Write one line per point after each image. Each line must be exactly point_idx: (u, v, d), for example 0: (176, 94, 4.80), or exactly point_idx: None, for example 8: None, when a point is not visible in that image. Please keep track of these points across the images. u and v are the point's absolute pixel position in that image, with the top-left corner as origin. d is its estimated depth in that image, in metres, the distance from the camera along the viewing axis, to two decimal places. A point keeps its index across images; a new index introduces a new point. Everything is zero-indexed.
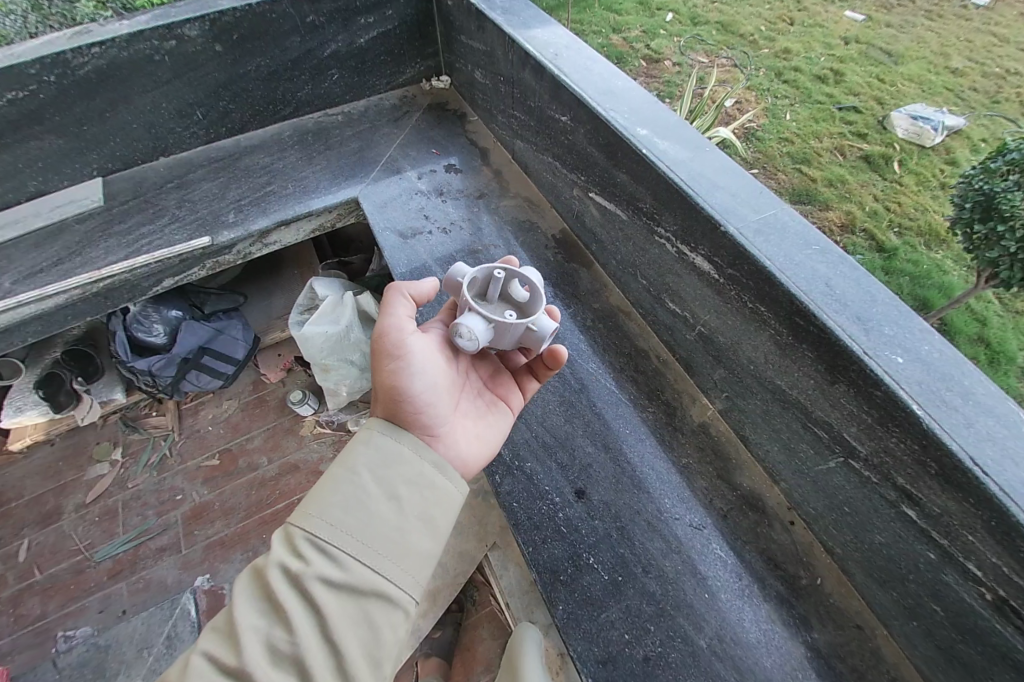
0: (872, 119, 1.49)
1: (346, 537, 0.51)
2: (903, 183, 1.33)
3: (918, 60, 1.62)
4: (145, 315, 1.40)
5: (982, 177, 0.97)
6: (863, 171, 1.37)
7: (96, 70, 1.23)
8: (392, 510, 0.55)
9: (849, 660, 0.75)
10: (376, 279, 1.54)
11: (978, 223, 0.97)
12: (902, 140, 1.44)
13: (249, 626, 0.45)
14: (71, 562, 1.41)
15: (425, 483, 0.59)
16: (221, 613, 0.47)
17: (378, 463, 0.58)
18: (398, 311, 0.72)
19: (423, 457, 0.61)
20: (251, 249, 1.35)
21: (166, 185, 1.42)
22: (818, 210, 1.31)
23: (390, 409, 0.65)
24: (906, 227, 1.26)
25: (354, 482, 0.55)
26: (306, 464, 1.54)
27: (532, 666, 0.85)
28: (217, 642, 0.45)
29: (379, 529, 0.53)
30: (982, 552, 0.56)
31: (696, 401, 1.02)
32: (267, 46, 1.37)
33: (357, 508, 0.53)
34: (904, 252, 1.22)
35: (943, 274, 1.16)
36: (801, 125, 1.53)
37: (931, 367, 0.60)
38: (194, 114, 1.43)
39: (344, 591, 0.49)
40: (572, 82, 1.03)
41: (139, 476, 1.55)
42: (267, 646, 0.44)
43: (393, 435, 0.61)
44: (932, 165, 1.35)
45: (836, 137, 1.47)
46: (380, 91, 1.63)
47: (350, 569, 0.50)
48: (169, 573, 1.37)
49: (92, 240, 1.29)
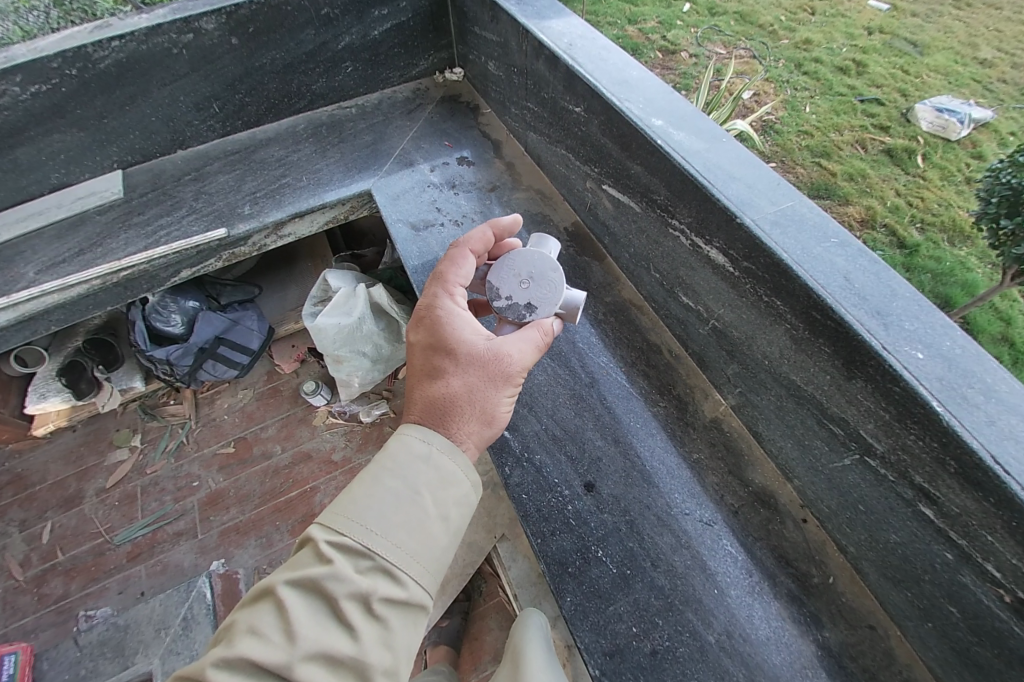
0: (895, 111, 1.46)
1: (404, 556, 0.53)
2: (926, 178, 1.30)
3: (945, 50, 1.57)
4: (163, 306, 1.42)
5: (1010, 171, 0.94)
6: (884, 164, 1.35)
7: (117, 63, 1.25)
8: (443, 531, 0.57)
9: (860, 659, 0.74)
10: (387, 272, 1.54)
11: (1005, 218, 0.94)
12: (925, 134, 1.40)
13: (312, 638, 0.46)
14: (91, 545, 1.45)
15: (467, 505, 0.62)
16: (273, 619, 0.47)
17: (435, 482, 0.59)
18: (538, 352, 0.72)
19: (470, 478, 0.63)
20: (266, 240, 1.36)
21: (184, 178, 1.44)
22: (839, 205, 1.28)
23: (487, 434, 0.67)
24: (929, 223, 1.23)
25: (414, 502, 0.57)
26: (318, 453, 1.56)
27: (535, 645, 0.85)
28: (271, 648, 0.45)
29: (432, 551, 0.56)
30: (1001, 553, 0.55)
31: (708, 396, 1.00)
32: (283, 39, 1.37)
33: (416, 529, 0.55)
34: (927, 249, 1.19)
35: (967, 272, 1.15)
36: (821, 117, 1.50)
37: (953, 363, 0.59)
38: (212, 106, 1.45)
39: (399, 606, 0.52)
40: (586, 71, 1.02)
41: (157, 462, 1.59)
42: (331, 657, 0.46)
43: (450, 454, 0.62)
44: (958, 159, 1.31)
45: (858, 129, 1.44)
46: (393, 84, 1.63)
47: (407, 588, 0.52)
48: (185, 558, 1.41)
49: (112, 232, 1.32)
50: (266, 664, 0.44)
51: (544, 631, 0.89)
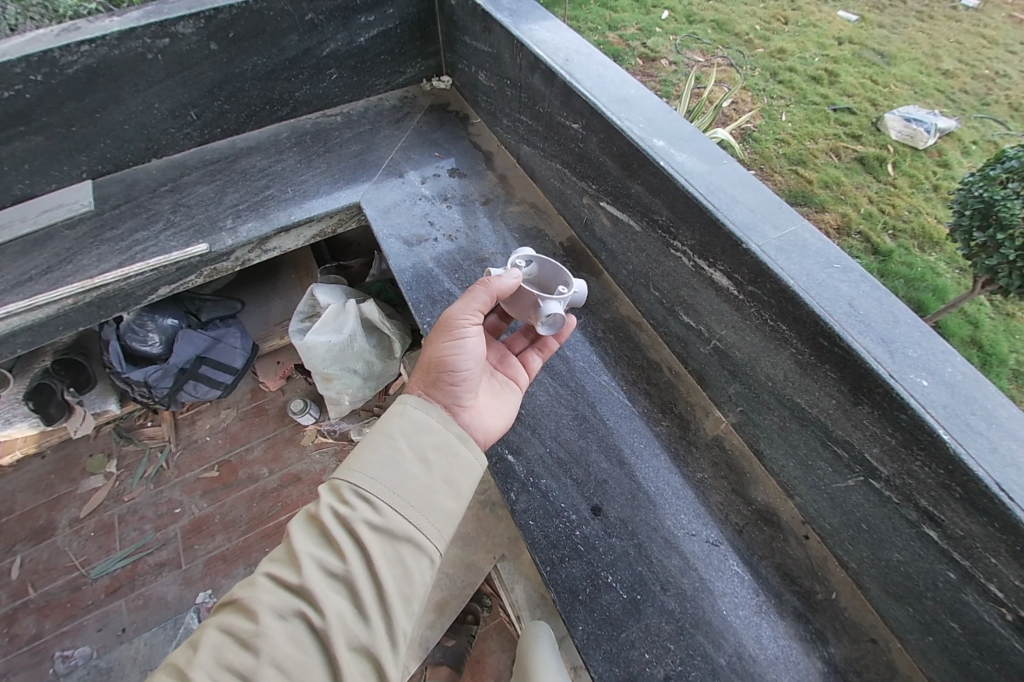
0: (866, 120, 1.49)
1: (383, 489, 0.57)
2: (897, 185, 1.33)
3: (910, 61, 1.63)
4: (140, 324, 1.34)
5: (982, 186, 0.97)
6: (857, 172, 1.38)
7: (87, 68, 1.17)
8: (423, 471, 0.60)
9: (864, 674, 0.76)
10: (377, 285, 1.50)
11: (978, 231, 0.96)
12: (895, 143, 1.44)
13: (307, 554, 0.52)
14: (66, 579, 1.37)
15: (450, 452, 0.64)
16: (281, 546, 0.54)
17: (411, 431, 0.63)
18: (475, 298, 0.75)
19: (451, 429, 0.66)
20: (250, 256, 1.31)
21: (160, 189, 1.37)
22: (815, 212, 1.31)
23: (430, 378, 0.71)
24: (901, 229, 1.26)
25: (390, 445, 0.61)
26: (308, 474, 1.51)
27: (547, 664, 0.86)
28: (278, 565, 0.52)
29: (414, 487, 0.58)
30: (1004, 574, 0.58)
31: (709, 414, 1.01)
32: (265, 45, 1.32)
33: (393, 466, 0.59)
34: (899, 255, 1.22)
35: (937, 277, 1.17)
36: (797, 126, 1.53)
37: (955, 390, 0.62)
38: (189, 114, 1.38)
39: (382, 534, 0.54)
40: (585, 88, 1.01)
41: (135, 489, 1.51)
42: (323, 571, 0.51)
43: (424, 408, 0.66)
44: (925, 167, 1.35)
45: (831, 138, 1.48)
46: (379, 91, 1.60)
47: (389, 517, 0.55)
48: (169, 590, 1.34)
49: (83, 247, 1.24)
50: (274, 576, 0.50)
51: (549, 637, 0.92)
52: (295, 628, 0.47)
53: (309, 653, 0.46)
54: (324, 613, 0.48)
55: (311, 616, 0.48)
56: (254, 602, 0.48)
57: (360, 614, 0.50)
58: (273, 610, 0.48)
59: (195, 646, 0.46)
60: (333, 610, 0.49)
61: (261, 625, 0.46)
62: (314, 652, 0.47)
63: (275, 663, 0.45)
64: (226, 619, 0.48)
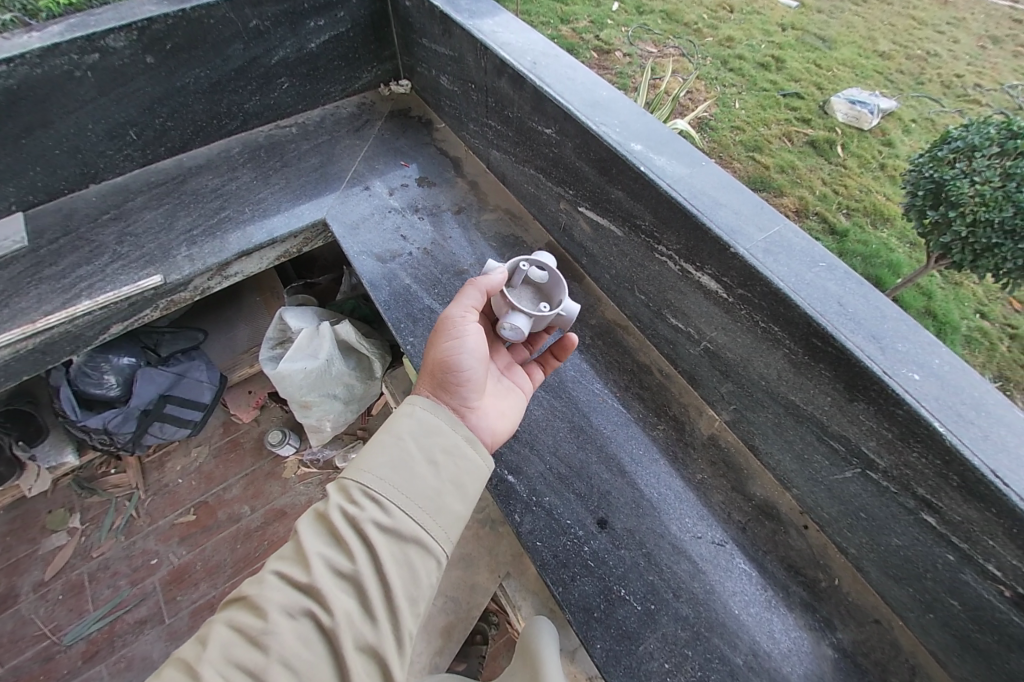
0: (814, 104, 1.52)
1: (390, 488, 0.54)
2: (847, 166, 1.36)
3: (850, 44, 1.67)
4: (93, 366, 1.25)
5: (931, 166, 0.97)
6: (810, 156, 1.41)
7: (5, 91, 1.06)
8: (431, 473, 0.57)
9: (872, 655, 0.79)
10: (349, 303, 1.43)
11: (931, 210, 0.96)
12: (842, 124, 1.46)
13: (316, 553, 0.49)
14: (36, 650, 1.26)
15: (458, 454, 0.61)
16: (289, 544, 0.51)
17: (420, 432, 0.60)
18: (468, 297, 0.73)
19: (459, 431, 0.63)
20: (209, 283, 1.22)
21: (103, 216, 1.26)
22: (774, 197, 1.32)
23: (437, 381, 0.67)
24: (854, 208, 1.29)
25: (399, 443, 0.58)
26: (293, 507, 1.45)
27: (551, 656, 0.86)
28: (287, 563, 0.49)
29: (422, 487, 0.55)
30: (1002, 555, 0.60)
31: (703, 413, 1.02)
32: (207, 55, 1.23)
33: (400, 466, 0.56)
34: (855, 233, 1.25)
35: (891, 253, 1.22)
36: (750, 112, 1.54)
37: (945, 382, 0.63)
38: (128, 133, 1.28)
39: (389, 535, 0.52)
40: (556, 92, 0.98)
41: (105, 542, 1.41)
42: (331, 570, 0.49)
43: (433, 410, 0.63)
44: (872, 147, 1.39)
45: (783, 123, 1.48)
46: (334, 99, 1.52)
47: (397, 517, 0.53)
48: (154, 647, 1.25)
49: (21, 286, 1.13)
50: (283, 573, 0.48)
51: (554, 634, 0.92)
52: (303, 627, 0.45)
53: (317, 653, 0.44)
54: (332, 611, 0.46)
55: (320, 615, 0.45)
56: (262, 599, 0.45)
57: (368, 614, 0.47)
58: (281, 608, 0.45)
59: (203, 642, 0.43)
60: (341, 609, 0.46)
61: (270, 622, 0.44)
62: (321, 652, 0.44)
63: (283, 661, 0.42)
64: (234, 615, 0.45)
